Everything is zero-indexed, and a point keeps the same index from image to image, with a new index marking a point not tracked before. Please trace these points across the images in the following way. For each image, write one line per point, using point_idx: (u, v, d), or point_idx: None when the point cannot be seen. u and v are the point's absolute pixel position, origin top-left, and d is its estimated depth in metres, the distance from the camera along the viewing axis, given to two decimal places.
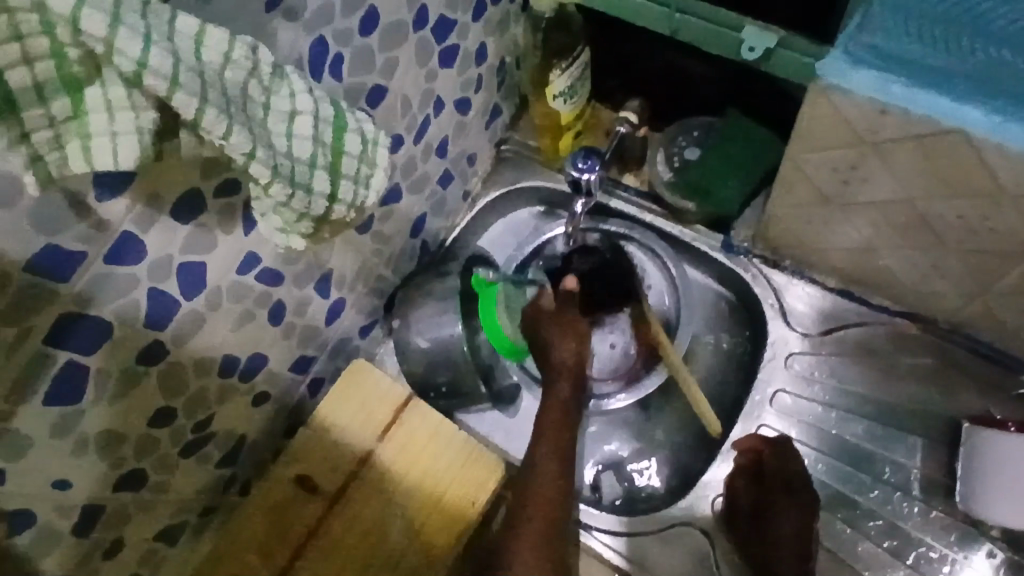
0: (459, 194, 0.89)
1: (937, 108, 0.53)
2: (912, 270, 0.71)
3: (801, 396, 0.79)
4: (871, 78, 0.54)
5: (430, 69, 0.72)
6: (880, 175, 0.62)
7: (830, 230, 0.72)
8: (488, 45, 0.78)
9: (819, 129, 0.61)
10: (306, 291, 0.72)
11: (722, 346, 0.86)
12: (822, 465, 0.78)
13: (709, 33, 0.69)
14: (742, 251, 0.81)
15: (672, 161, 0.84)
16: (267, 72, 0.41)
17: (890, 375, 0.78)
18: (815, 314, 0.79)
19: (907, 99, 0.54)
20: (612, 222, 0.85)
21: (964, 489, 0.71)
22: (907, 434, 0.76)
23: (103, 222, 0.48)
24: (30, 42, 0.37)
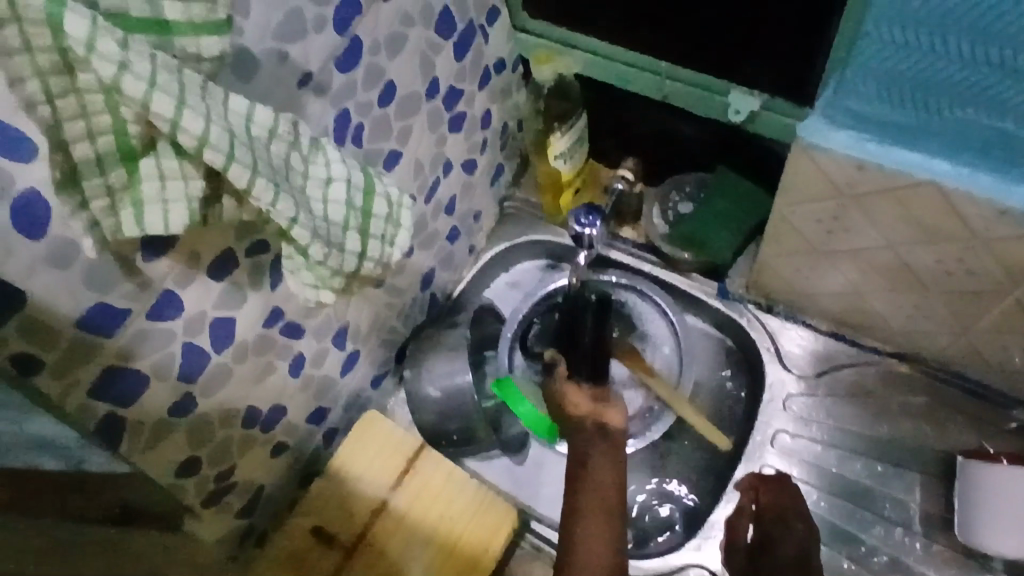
0: (465, 249, 0.93)
1: (909, 161, 0.59)
2: (898, 312, 0.76)
3: (800, 436, 0.81)
4: (849, 137, 0.60)
5: (440, 134, 0.77)
6: (862, 224, 0.67)
7: (819, 277, 0.77)
8: (492, 111, 0.84)
9: (804, 183, 0.66)
10: (324, 344, 0.75)
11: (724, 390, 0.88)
12: (825, 502, 0.79)
13: (697, 97, 0.76)
14: (738, 297, 0.86)
15: (667, 215, 0.89)
16: (306, 144, 0.46)
17: (885, 414, 0.81)
18: (809, 356, 0.83)
19: (882, 155, 0.59)
20: (612, 272, 0.89)
21: (962, 521, 0.73)
22: (904, 470, 0.79)
23: (147, 281, 0.52)
24: (96, 119, 0.40)
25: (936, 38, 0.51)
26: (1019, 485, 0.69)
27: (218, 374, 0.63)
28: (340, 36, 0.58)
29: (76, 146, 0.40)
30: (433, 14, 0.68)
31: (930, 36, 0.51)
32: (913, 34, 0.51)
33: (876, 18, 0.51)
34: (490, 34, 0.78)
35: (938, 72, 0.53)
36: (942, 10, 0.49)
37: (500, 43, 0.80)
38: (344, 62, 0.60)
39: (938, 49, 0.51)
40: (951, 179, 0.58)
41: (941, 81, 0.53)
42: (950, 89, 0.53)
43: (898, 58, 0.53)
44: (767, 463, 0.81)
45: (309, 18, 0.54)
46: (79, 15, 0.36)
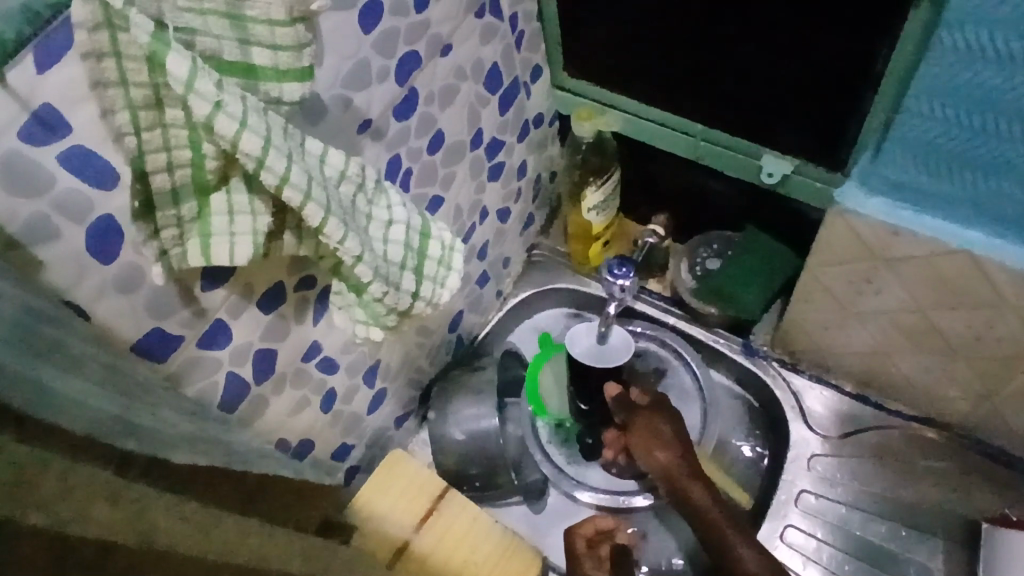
0: (493, 293, 0.94)
1: (943, 230, 0.61)
2: (925, 376, 0.77)
3: (824, 496, 0.81)
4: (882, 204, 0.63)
5: (480, 181, 0.80)
6: (891, 287, 0.69)
7: (844, 337, 0.79)
8: (529, 162, 0.87)
9: (836, 244, 0.68)
10: (356, 380, 0.76)
11: (747, 448, 0.88)
12: (848, 565, 0.79)
13: (731, 159, 0.78)
14: (762, 353, 0.87)
15: (695, 269, 0.91)
16: (371, 186, 0.49)
17: (909, 478, 0.81)
18: (832, 416, 0.84)
19: (915, 223, 0.62)
20: (638, 323, 0.91)
21: None
22: (928, 535, 0.79)
23: (202, 309, 0.54)
24: (178, 152, 0.41)
25: (977, 115, 0.54)
26: None
27: (256, 404, 0.64)
28: (399, 86, 0.61)
29: (155, 176, 0.42)
30: (483, 69, 0.71)
31: (966, 112, 0.54)
32: (952, 108, 0.54)
33: (918, 92, 0.55)
34: (532, 90, 0.81)
35: (975, 148, 0.55)
36: (983, 89, 0.52)
37: (540, 99, 0.83)
38: (401, 110, 0.63)
39: (973, 125, 0.54)
40: (982, 249, 0.60)
41: (974, 155, 0.56)
42: (986, 165, 0.56)
43: (937, 131, 0.56)
44: (793, 522, 0.80)
45: (374, 69, 0.57)
46: (181, 55, 0.38)
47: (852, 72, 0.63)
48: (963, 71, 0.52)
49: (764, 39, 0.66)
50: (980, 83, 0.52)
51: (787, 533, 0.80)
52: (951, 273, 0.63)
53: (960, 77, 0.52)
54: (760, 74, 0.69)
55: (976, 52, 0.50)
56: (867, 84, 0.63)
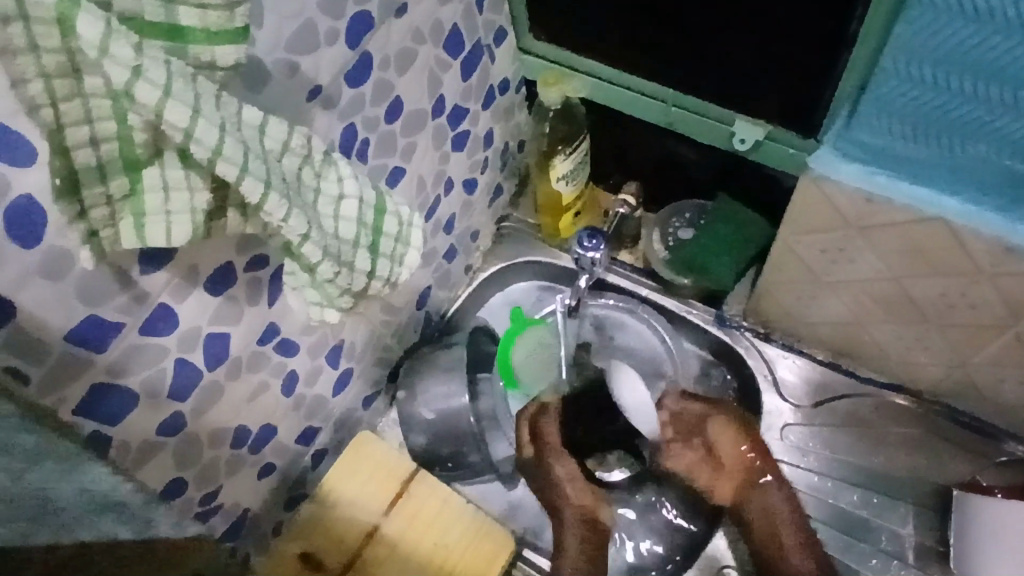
0: (462, 267, 0.91)
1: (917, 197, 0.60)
2: (897, 343, 0.76)
3: (798, 466, 0.81)
4: (857, 169, 0.61)
5: (444, 151, 0.76)
6: (864, 255, 0.68)
7: (817, 305, 0.78)
8: (495, 132, 0.84)
9: (812, 212, 0.67)
10: (318, 361, 0.73)
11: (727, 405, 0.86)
12: (821, 533, 0.79)
13: (703, 125, 0.76)
14: (735, 324, 0.86)
15: (667, 240, 0.89)
16: (319, 158, 0.45)
17: (881, 445, 0.81)
18: (804, 385, 0.84)
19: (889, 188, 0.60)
20: (610, 295, 0.90)
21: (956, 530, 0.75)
22: (899, 502, 0.79)
23: (142, 293, 0.50)
24: (101, 125, 0.37)
25: (952, 77, 0.52)
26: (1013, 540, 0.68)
27: (209, 391, 0.60)
28: (351, 51, 0.57)
29: (78, 152, 0.37)
30: (443, 31, 0.67)
31: (945, 74, 0.52)
32: (931, 70, 0.52)
33: (895, 52, 0.52)
34: (496, 55, 0.77)
35: (953, 110, 0.54)
36: (961, 49, 0.50)
37: (505, 63, 0.79)
38: (354, 77, 0.59)
39: (952, 88, 0.52)
40: (955, 215, 0.59)
41: (952, 117, 0.54)
42: (963, 127, 0.54)
43: (914, 93, 0.54)
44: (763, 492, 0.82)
45: (322, 31, 0.53)
46: (94, 14, 0.34)
47: (829, 32, 0.60)
48: (943, 29, 0.49)
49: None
50: (959, 45, 0.50)
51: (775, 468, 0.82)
52: (923, 239, 0.62)
53: (940, 38, 0.50)
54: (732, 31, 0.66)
55: (956, 11, 0.48)
56: (842, 44, 0.60)
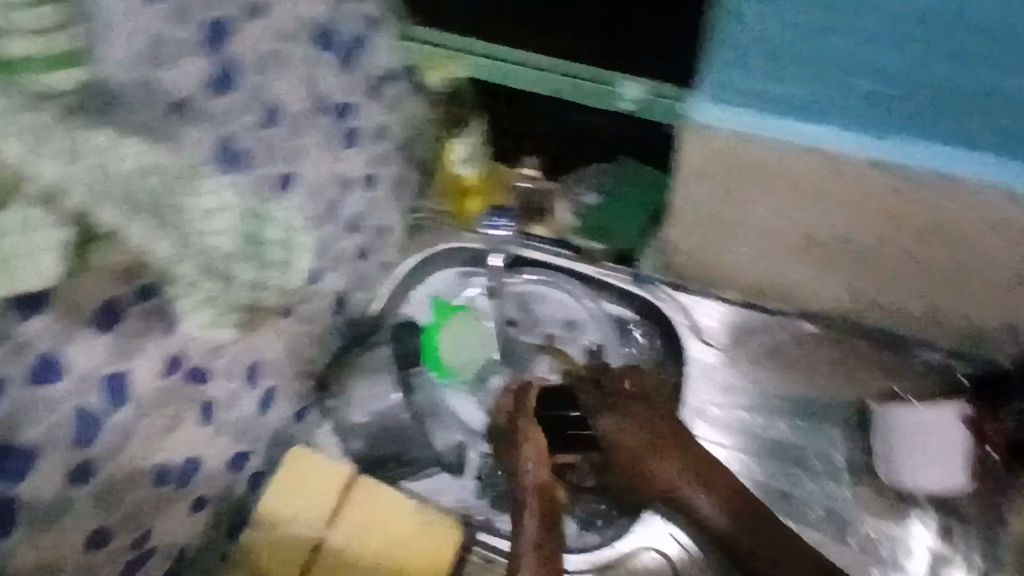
0: (377, 264, 0.88)
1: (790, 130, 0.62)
2: (802, 273, 0.79)
3: (727, 405, 0.84)
4: (732, 113, 0.63)
5: (334, 150, 0.74)
6: (754, 194, 0.70)
7: (723, 249, 0.80)
8: (388, 123, 0.82)
9: (698, 159, 0.68)
10: (236, 383, 0.71)
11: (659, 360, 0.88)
12: (757, 466, 0.82)
13: (591, 91, 0.74)
14: (652, 280, 0.87)
15: (573, 205, 0.90)
16: None
17: (801, 372, 0.85)
18: (724, 328, 0.86)
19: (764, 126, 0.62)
20: (528, 270, 0.90)
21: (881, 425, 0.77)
22: (825, 424, 0.83)
23: (19, 345, 0.47)
24: None
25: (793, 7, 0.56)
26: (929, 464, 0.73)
27: (119, 433, 0.58)
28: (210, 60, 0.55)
29: None
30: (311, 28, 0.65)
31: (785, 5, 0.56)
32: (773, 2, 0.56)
33: None
34: (374, 45, 0.75)
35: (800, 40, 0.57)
36: None
37: (386, 53, 0.77)
38: (219, 86, 0.56)
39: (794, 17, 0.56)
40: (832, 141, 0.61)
41: (800, 46, 0.58)
42: (814, 55, 0.58)
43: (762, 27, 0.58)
44: (699, 438, 0.83)
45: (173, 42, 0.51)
46: None
47: None
48: None
49: None
50: None
51: (706, 411, 0.84)
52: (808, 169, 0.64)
53: None
54: None
55: None
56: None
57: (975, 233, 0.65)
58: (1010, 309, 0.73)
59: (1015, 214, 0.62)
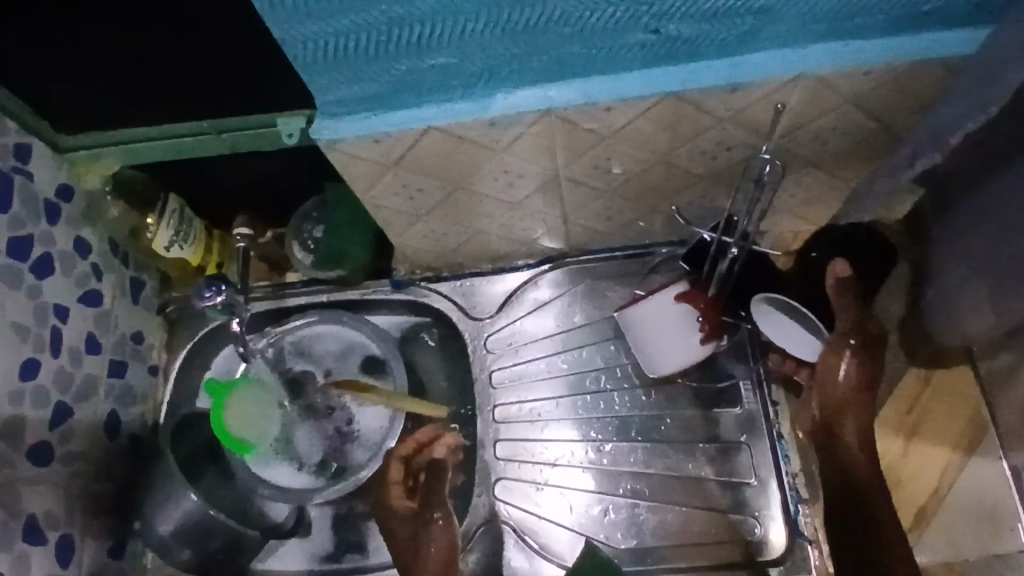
0: (143, 372, 0.88)
1: (406, 119, 0.61)
2: (524, 229, 0.84)
3: (514, 364, 0.91)
4: (352, 122, 0.62)
5: (29, 287, 0.72)
6: (429, 183, 0.72)
7: (441, 235, 0.84)
8: (86, 238, 0.80)
9: (359, 172, 0.68)
10: (18, 548, 0.68)
11: (435, 346, 0.94)
12: (555, 407, 0.89)
13: (254, 138, 0.74)
14: (408, 281, 0.91)
15: (307, 245, 0.88)
16: None
17: (565, 310, 0.92)
18: (487, 299, 0.92)
19: (384, 124, 0.61)
20: (295, 317, 0.92)
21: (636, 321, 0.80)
22: (602, 346, 0.90)
23: None
24: None
25: (345, 24, 0.51)
26: (667, 341, 0.80)
27: None
28: None
29: None
30: None
31: (334, 23, 0.51)
32: (322, 25, 0.51)
33: (279, 24, 0.50)
34: (33, 170, 0.72)
35: (370, 44, 0.53)
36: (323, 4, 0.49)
37: (50, 172, 0.74)
38: None
39: (348, 28, 0.51)
40: (438, 120, 0.61)
41: (376, 50, 0.54)
42: (392, 52, 0.55)
43: (326, 44, 0.53)
44: (501, 403, 0.89)
45: None
46: None
47: None
48: None
49: (188, 29, 0.62)
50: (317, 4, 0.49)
51: (496, 376, 0.91)
52: (448, 156, 0.67)
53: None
54: (205, 53, 0.65)
55: None
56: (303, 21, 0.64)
57: (632, 145, 0.67)
58: (703, 190, 0.76)
59: (647, 108, 0.61)
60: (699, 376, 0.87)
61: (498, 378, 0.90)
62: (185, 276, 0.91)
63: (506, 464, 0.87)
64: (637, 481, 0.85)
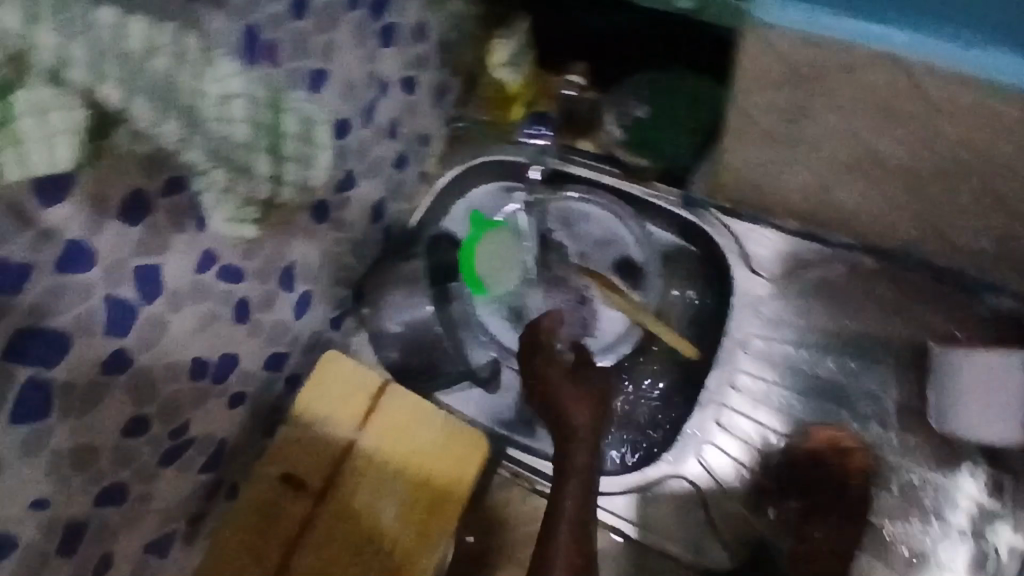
0: (416, 175, 0.87)
1: (859, 33, 0.56)
2: (863, 202, 0.74)
3: (772, 339, 0.81)
4: (800, 14, 0.56)
5: (370, 49, 0.70)
6: (823, 113, 0.64)
7: (782, 172, 0.74)
8: (428, 22, 0.77)
9: (758, 70, 0.62)
10: (271, 286, 0.71)
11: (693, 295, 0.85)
12: (797, 402, 0.80)
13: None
14: (703, 204, 0.82)
15: (624, 120, 0.87)
16: (196, 54, 0.41)
17: (856, 309, 0.80)
18: (778, 258, 0.81)
19: (829, 29, 0.56)
20: (571, 188, 0.86)
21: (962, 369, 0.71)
22: (876, 364, 0.79)
23: (47, 230, 0.47)
24: None
25: None
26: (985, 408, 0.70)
27: (153, 327, 0.59)
28: None
29: None
30: None
31: None
32: None
33: None
34: None
35: None
36: None
37: None
38: None
39: None
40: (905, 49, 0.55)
41: None
42: None
43: None
44: (741, 371, 0.81)
45: None
46: None
47: None
48: None
49: None
50: None
51: (749, 342, 0.81)
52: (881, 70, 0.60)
53: None
54: None
55: None
56: None
57: None
58: None
59: None
60: (972, 449, 0.76)
61: (748, 345, 0.81)
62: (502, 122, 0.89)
63: (719, 431, 0.80)
64: (800, 499, 0.77)
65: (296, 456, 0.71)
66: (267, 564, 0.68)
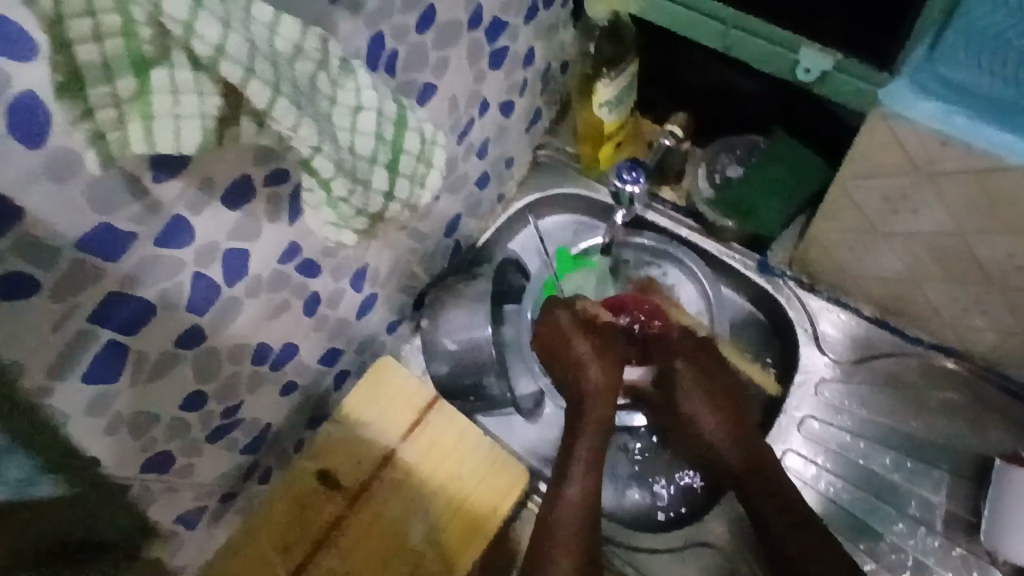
0: (494, 196, 0.87)
1: (996, 141, 0.54)
2: (953, 304, 0.72)
3: (828, 423, 0.79)
4: (934, 110, 0.55)
5: (479, 69, 0.70)
6: (931, 206, 0.63)
7: (873, 256, 0.72)
8: (536, 50, 0.77)
9: (877, 155, 0.61)
10: (341, 284, 0.71)
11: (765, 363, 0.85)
12: (845, 493, 0.77)
13: (766, 53, 0.69)
14: (778, 272, 0.83)
15: (713, 177, 0.87)
16: (336, 64, 0.39)
17: (919, 408, 0.79)
18: (846, 340, 0.81)
19: (967, 131, 0.54)
20: (647, 234, 0.87)
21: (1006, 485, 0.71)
22: (932, 468, 0.77)
23: (156, 204, 0.48)
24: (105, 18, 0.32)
25: None
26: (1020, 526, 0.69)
27: (228, 307, 0.60)
28: None
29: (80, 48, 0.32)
30: None
31: None
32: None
33: None
34: None
35: None
36: None
37: None
38: None
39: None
40: None
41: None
42: None
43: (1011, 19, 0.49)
44: (792, 449, 0.79)
45: None
46: None
47: None
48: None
49: None
50: None
51: (805, 422, 0.80)
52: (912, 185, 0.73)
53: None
54: None
55: None
56: None
57: None
58: None
59: None
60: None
61: (802, 423, 0.80)
62: (597, 163, 0.90)
63: None
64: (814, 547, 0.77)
65: (333, 458, 0.71)
66: (290, 559, 0.68)
